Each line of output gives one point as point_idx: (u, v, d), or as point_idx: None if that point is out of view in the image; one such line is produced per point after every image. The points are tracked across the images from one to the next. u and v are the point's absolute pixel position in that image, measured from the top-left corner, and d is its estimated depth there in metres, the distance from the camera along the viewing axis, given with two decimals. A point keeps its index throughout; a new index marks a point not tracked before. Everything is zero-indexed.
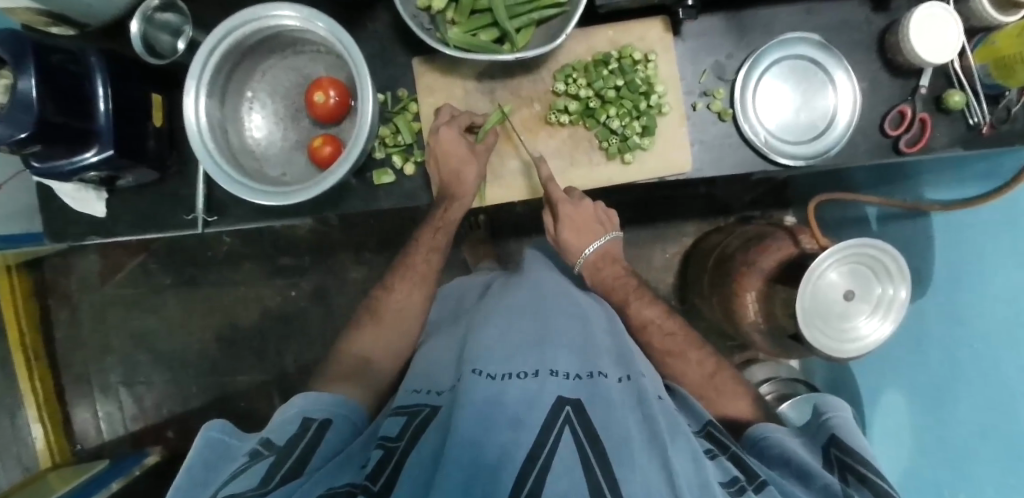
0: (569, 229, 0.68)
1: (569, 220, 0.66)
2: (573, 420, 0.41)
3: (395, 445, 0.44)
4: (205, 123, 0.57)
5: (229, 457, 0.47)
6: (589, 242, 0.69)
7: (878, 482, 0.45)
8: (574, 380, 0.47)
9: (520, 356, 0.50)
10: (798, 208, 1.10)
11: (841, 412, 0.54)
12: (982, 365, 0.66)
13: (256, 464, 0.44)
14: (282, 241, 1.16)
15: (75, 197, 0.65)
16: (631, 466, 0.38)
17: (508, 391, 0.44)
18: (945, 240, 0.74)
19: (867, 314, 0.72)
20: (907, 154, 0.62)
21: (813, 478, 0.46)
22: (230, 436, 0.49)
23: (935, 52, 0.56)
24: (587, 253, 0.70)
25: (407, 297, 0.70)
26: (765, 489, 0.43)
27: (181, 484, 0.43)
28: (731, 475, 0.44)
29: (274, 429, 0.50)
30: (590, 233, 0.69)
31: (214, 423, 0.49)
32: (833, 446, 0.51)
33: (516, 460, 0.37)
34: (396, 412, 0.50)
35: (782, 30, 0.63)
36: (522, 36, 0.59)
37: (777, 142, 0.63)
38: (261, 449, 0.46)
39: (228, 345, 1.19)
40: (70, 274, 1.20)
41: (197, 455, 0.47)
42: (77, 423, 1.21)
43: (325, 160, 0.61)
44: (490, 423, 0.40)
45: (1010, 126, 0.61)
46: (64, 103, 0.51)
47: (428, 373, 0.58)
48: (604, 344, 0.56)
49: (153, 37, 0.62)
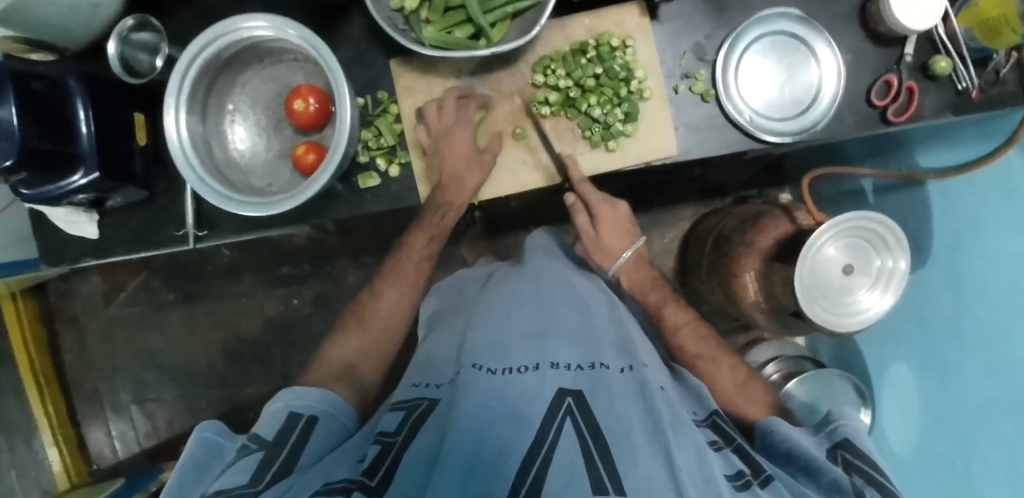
0: (607, 232, 0.68)
1: (609, 221, 0.68)
2: (575, 411, 0.41)
3: (392, 440, 0.44)
4: (187, 139, 0.57)
5: (219, 458, 0.47)
6: (627, 245, 0.68)
7: (886, 484, 0.44)
8: (577, 370, 0.47)
9: (520, 348, 0.50)
10: (794, 185, 1.09)
11: (849, 419, 0.52)
12: (988, 339, 0.65)
13: (246, 459, 0.44)
14: (280, 251, 1.16)
15: (68, 221, 0.66)
16: (634, 457, 0.38)
17: (508, 385, 0.44)
18: (942, 208, 0.73)
19: (868, 288, 0.71)
20: (896, 124, 0.61)
21: (822, 473, 0.45)
22: (222, 436, 0.49)
23: (918, 18, 0.55)
24: (625, 256, 0.68)
25: (402, 301, 0.70)
26: (770, 484, 0.42)
27: (174, 484, 0.44)
28: (736, 469, 0.43)
29: (262, 425, 0.50)
30: (627, 236, 0.68)
31: (207, 424, 0.49)
32: (842, 449, 0.49)
33: (517, 453, 0.37)
34: (394, 408, 0.50)
35: (762, 6, 0.62)
36: (497, 31, 0.59)
37: (762, 120, 0.62)
38: (249, 444, 0.47)
39: (234, 357, 1.20)
40: (74, 297, 1.21)
41: (189, 456, 0.47)
42: (92, 443, 1.22)
43: (309, 168, 0.62)
44: (492, 417, 0.40)
45: (1000, 89, 0.60)
46: (47, 129, 0.52)
47: (428, 366, 0.58)
48: (605, 333, 0.56)
49: (132, 57, 0.63)
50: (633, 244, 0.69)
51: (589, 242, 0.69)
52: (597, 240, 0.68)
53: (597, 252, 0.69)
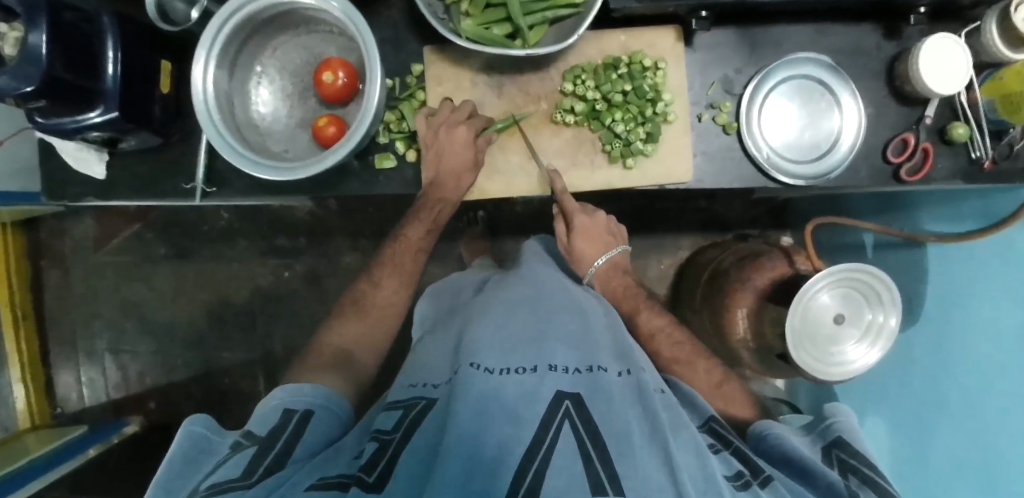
0: (582, 240, 0.70)
1: (584, 231, 0.70)
2: (573, 414, 0.42)
3: (390, 438, 0.44)
4: (211, 93, 0.57)
5: (210, 454, 0.47)
6: (601, 251, 0.71)
7: (882, 482, 0.45)
8: (574, 373, 0.47)
9: (519, 350, 0.50)
10: (795, 230, 1.10)
11: (841, 416, 0.55)
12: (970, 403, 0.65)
13: (237, 454, 0.44)
14: (279, 221, 1.16)
15: (76, 156, 0.65)
16: (632, 461, 0.39)
17: (507, 385, 0.44)
18: (938, 271, 0.75)
19: (856, 340, 0.72)
20: (908, 183, 0.62)
21: (818, 476, 0.46)
22: (212, 432, 0.49)
23: (944, 82, 0.56)
24: (599, 263, 0.71)
25: (398, 287, 0.70)
26: (770, 484, 0.43)
27: (164, 476, 0.44)
28: (735, 469, 0.45)
29: (255, 421, 0.50)
30: (602, 244, 0.71)
31: (196, 417, 0.49)
32: (835, 448, 0.52)
33: (514, 455, 0.37)
34: (390, 407, 0.51)
35: (793, 49, 0.63)
36: (534, 33, 0.60)
37: (779, 159, 0.63)
38: (241, 440, 0.47)
39: (217, 320, 1.19)
40: (64, 236, 1.19)
41: (178, 448, 0.47)
42: (59, 386, 1.20)
43: (328, 140, 0.62)
44: (491, 417, 0.41)
45: (1012, 163, 0.62)
46: (75, 61, 0.52)
47: (424, 368, 0.58)
48: (603, 337, 0.56)
49: (167, 5, 0.61)
50: (607, 251, 0.71)
51: (565, 248, 0.72)
52: (571, 246, 0.70)
53: (572, 257, 0.72)
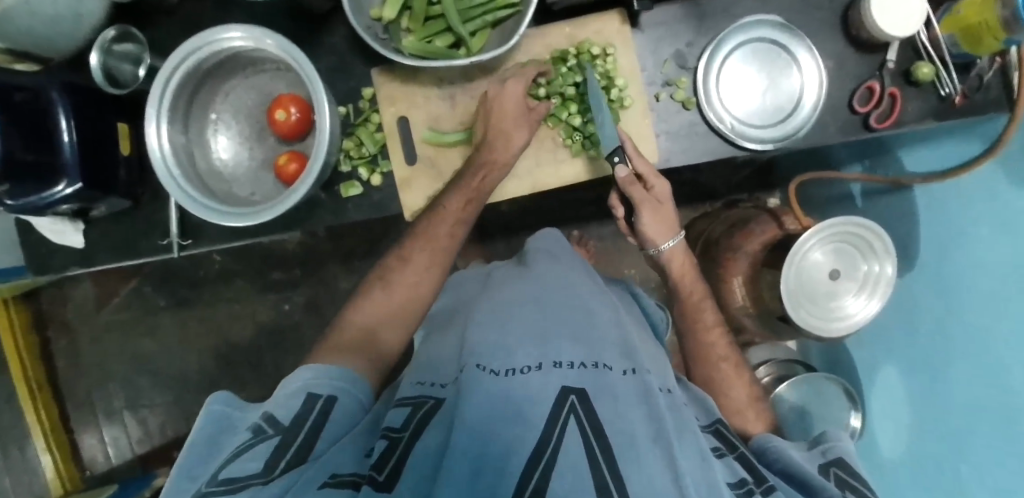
0: (652, 218, 0.63)
1: (654, 204, 0.62)
2: (578, 408, 0.41)
3: (399, 436, 0.43)
4: (169, 150, 0.58)
5: (231, 431, 0.45)
6: (670, 235, 0.65)
7: None
8: (580, 368, 0.47)
9: (523, 348, 0.49)
10: (784, 189, 1.09)
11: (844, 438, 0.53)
12: (979, 353, 0.64)
13: (260, 442, 0.42)
14: (271, 256, 1.17)
15: (52, 229, 0.67)
16: (637, 463, 0.38)
17: (512, 386, 0.44)
18: (928, 212, 0.73)
19: (854, 293, 0.70)
20: (879, 130, 0.61)
21: (818, 493, 0.46)
22: (234, 410, 0.47)
23: (900, 25, 0.55)
24: (668, 244, 0.65)
25: None
26: (772, 494, 0.43)
27: (182, 466, 0.42)
28: (739, 476, 0.45)
29: (274, 404, 0.46)
30: (671, 225, 0.64)
31: (219, 395, 0.47)
32: (834, 465, 0.50)
33: (521, 455, 0.37)
34: (398, 404, 0.49)
35: (742, 14, 0.62)
36: (477, 40, 0.59)
37: (744, 127, 0.62)
38: (264, 426, 0.44)
39: (227, 362, 1.20)
40: (66, 303, 1.21)
41: (199, 429, 0.45)
42: (84, 450, 1.23)
43: (290, 177, 0.62)
44: (497, 419, 0.40)
45: (983, 96, 0.60)
46: (30, 140, 0.52)
47: (432, 363, 0.57)
48: (608, 332, 0.54)
49: (114, 68, 0.63)
50: (675, 234, 0.65)
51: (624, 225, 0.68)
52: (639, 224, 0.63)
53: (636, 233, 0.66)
